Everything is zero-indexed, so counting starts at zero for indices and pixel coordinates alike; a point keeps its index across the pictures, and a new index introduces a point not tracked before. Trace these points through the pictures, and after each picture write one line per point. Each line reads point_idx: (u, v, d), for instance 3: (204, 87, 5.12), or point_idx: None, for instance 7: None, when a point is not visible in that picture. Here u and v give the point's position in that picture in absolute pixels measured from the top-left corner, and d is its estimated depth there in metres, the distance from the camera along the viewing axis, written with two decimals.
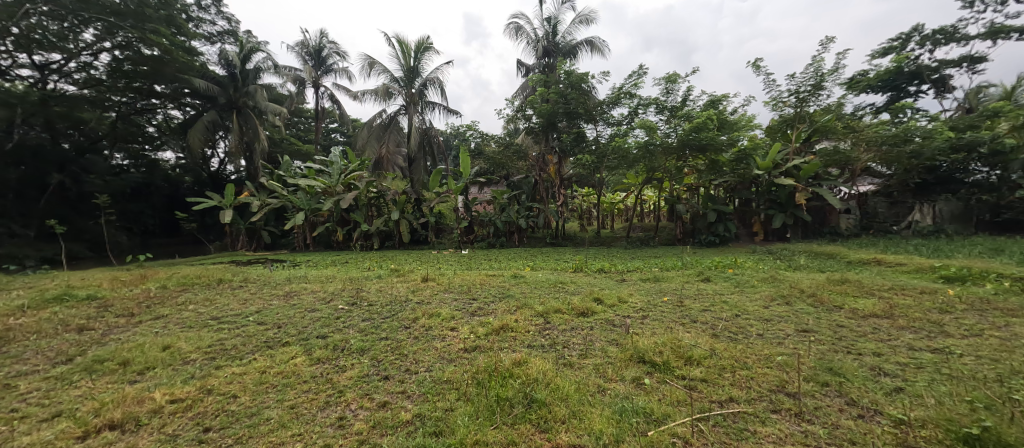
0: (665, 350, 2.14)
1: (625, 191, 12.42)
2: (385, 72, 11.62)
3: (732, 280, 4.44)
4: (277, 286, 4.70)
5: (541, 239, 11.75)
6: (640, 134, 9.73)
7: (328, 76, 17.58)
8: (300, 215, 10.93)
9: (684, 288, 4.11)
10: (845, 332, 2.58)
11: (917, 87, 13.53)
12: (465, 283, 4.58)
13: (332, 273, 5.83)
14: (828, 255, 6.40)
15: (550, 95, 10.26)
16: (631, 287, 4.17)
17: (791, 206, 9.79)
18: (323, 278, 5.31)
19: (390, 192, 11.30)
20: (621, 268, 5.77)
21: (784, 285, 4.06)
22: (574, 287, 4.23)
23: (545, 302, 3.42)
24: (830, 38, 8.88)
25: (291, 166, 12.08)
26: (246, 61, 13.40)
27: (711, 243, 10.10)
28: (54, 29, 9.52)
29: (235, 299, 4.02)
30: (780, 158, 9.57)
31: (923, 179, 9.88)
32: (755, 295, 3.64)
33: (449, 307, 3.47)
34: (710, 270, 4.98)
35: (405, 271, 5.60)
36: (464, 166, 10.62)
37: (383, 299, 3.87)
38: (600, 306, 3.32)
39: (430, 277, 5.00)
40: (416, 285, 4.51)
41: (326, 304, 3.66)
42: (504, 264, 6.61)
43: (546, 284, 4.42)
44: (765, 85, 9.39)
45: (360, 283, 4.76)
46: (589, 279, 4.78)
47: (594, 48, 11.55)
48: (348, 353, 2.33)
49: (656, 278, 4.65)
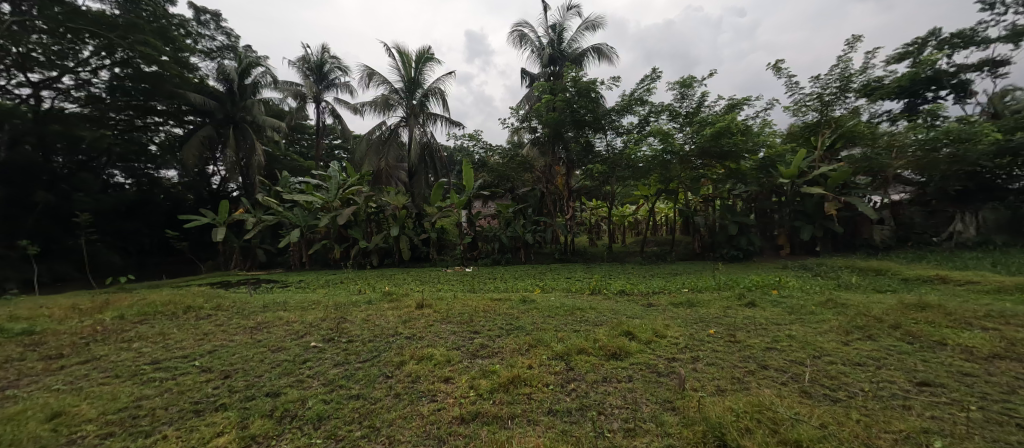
0: (756, 430, 1.50)
1: (637, 203, 11.78)
2: (384, 83, 11.17)
3: (784, 304, 3.75)
4: (250, 315, 4.04)
5: (549, 255, 11.08)
6: (654, 142, 9.13)
7: (329, 90, 17.27)
8: (296, 231, 10.40)
9: (730, 317, 3.42)
10: (981, 386, 1.92)
11: (937, 93, 12.88)
12: (466, 311, 3.92)
13: (319, 297, 5.19)
14: (875, 272, 5.71)
15: (557, 103, 9.74)
16: (664, 316, 3.49)
17: (819, 217, 9.11)
18: (305, 303, 4.66)
19: (390, 207, 10.75)
20: (644, 288, 5.08)
21: (849, 312, 3.37)
22: (596, 316, 3.55)
23: (565, 337, 2.76)
24: (856, 37, 8.32)
25: (289, 182, 11.62)
26: (245, 76, 13.04)
27: (734, 259, 9.37)
28: (55, 48, 9.19)
29: (194, 333, 3.38)
30: (805, 165, 8.92)
31: (964, 187, 9.09)
32: (823, 327, 2.95)
33: (446, 344, 2.83)
34: (751, 292, 4.29)
35: (399, 294, 4.97)
36: (468, 178, 10.01)
37: (366, 333, 3.22)
38: (634, 343, 2.65)
39: (426, 301, 4.35)
40: (409, 313, 3.85)
41: (299, 341, 3.02)
42: (510, 285, 5.95)
43: (560, 311, 3.74)
44: (788, 88, 8.80)
45: (347, 311, 4.10)
46: (611, 303, 4.09)
47: (601, 55, 11.03)
48: (297, 426, 1.71)
49: (692, 303, 3.96)
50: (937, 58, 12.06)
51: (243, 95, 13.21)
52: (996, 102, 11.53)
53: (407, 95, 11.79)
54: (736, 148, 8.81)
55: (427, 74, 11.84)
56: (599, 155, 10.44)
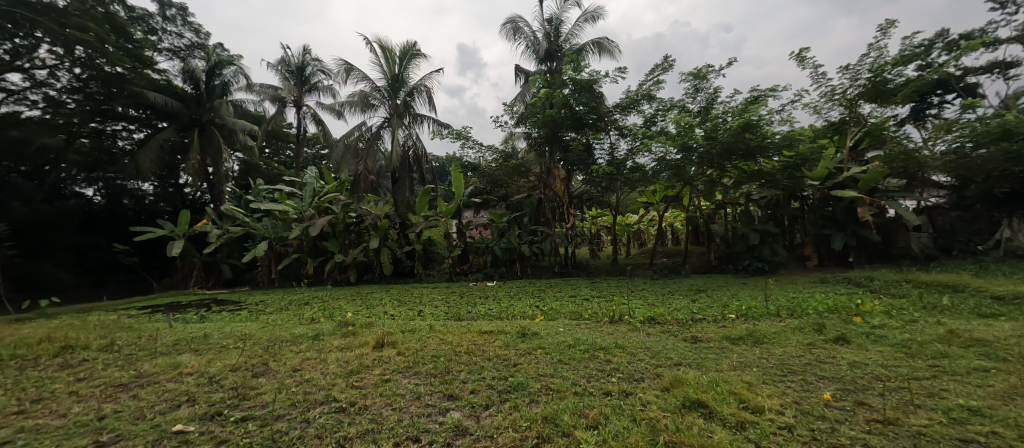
0: None
1: (641, 212, 10.75)
2: (364, 80, 10.12)
3: (892, 342, 2.68)
4: (138, 360, 2.88)
5: (548, 268, 9.95)
6: (665, 141, 8.08)
7: (311, 94, 16.17)
8: (263, 244, 9.25)
9: (832, 365, 2.34)
10: None
11: (945, 96, 12.14)
12: (442, 352, 2.79)
13: (254, 326, 3.99)
14: (952, 289, 4.69)
15: (554, 100, 8.70)
16: (730, 362, 2.39)
17: (851, 224, 8.10)
18: (232, 338, 3.50)
19: (369, 216, 9.65)
20: (677, 313, 3.99)
21: (1006, 357, 2.32)
22: (630, 363, 2.44)
23: (598, 416, 1.68)
24: (890, 22, 7.45)
25: (259, 190, 10.48)
26: (213, 76, 11.87)
27: (758, 271, 8.26)
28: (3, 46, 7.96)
29: (19, 400, 2.22)
30: (834, 166, 7.95)
31: (1011, 189, 7.87)
32: (997, 388, 1.92)
33: (403, 426, 1.75)
34: (828, 321, 3.21)
35: (358, 324, 3.80)
36: (456, 185, 8.95)
37: (281, 398, 2.07)
38: (724, 431, 1.58)
39: (392, 336, 3.21)
40: (364, 356, 2.74)
41: (160, 420, 1.87)
42: (504, 308, 4.80)
43: (575, 354, 2.62)
44: (815, 80, 7.83)
45: (277, 353, 2.93)
46: (643, 339, 2.97)
47: (603, 50, 10.05)
48: None
49: (756, 338, 2.86)
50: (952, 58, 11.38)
51: (210, 96, 12.03)
52: (1014, 104, 10.77)
53: (390, 94, 10.75)
54: (760, 146, 7.78)
55: (412, 72, 10.82)
56: (601, 157, 9.39)
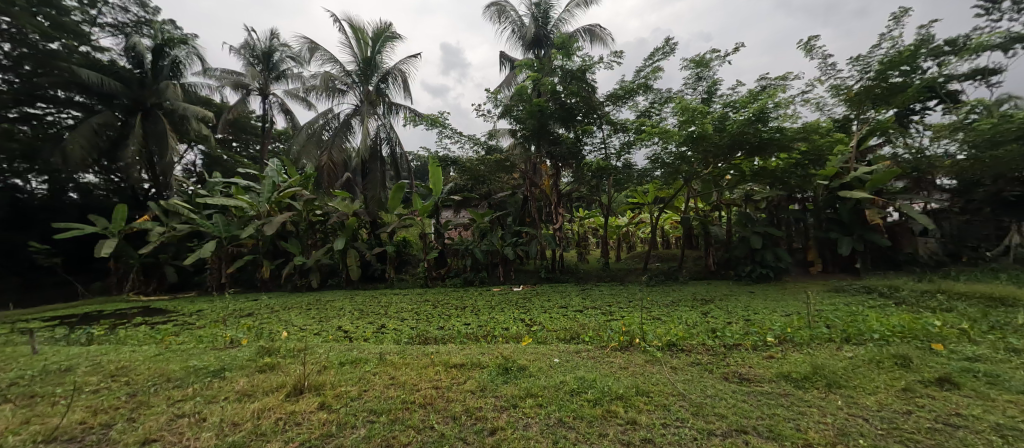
0: None
1: (632, 214, 9.98)
2: (330, 62, 9.10)
3: (1020, 388, 1.91)
4: None
5: (532, 273, 9.08)
6: (664, 134, 7.32)
7: (278, 82, 14.93)
8: (211, 243, 8.10)
9: (969, 432, 1.56)
10: None
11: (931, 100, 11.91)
12: (388, 404, 1.89)
13: (148, 354, 2.99)
14: (1000, 302, 4.07)
15: (542, 88, 7.90)
16: (821, 430, 1.59)
17: (858, 227, 7.49)
18: (99, 374, 2.50)
19: (335, 214, 8.64)
20: (702, 334, 3.15)
21: None
22: (669, 430, 1.62)
23: None
24: (904, 10, 6.91)
25: (211, 184, 9.30)
26: (162, 56, 10.57)
27: (761, 278, 7.58)
28: None
29: None
30: (842, 164, 7.36)
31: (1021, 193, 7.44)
32: None
33: None
34: (904, 350, 2.47)
35: (286, 352, 2.85)
36: (434, 180, 8.04)
37: None
38: None
39: (323, 376, 2.28)
40: (266, 414, 1.83)
41: None
42: (482, 324, 3.92)
43: (584, 409, 1.77)
44: (824, 73, 7.23)
45: (142, 404, 1.99)
46: (673, 380, 2.13)
47: (594, 38, 9.29)
48: None
49: (830, 380, 2.05)
50: (944, 60, 11.08)
51: (158, 78, 10.71)
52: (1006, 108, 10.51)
53: (361, 78, 9.76)
54: (767, 142, 7.09)
55: (385, 56, 9.83)
56: (592, 153, 8.58)
